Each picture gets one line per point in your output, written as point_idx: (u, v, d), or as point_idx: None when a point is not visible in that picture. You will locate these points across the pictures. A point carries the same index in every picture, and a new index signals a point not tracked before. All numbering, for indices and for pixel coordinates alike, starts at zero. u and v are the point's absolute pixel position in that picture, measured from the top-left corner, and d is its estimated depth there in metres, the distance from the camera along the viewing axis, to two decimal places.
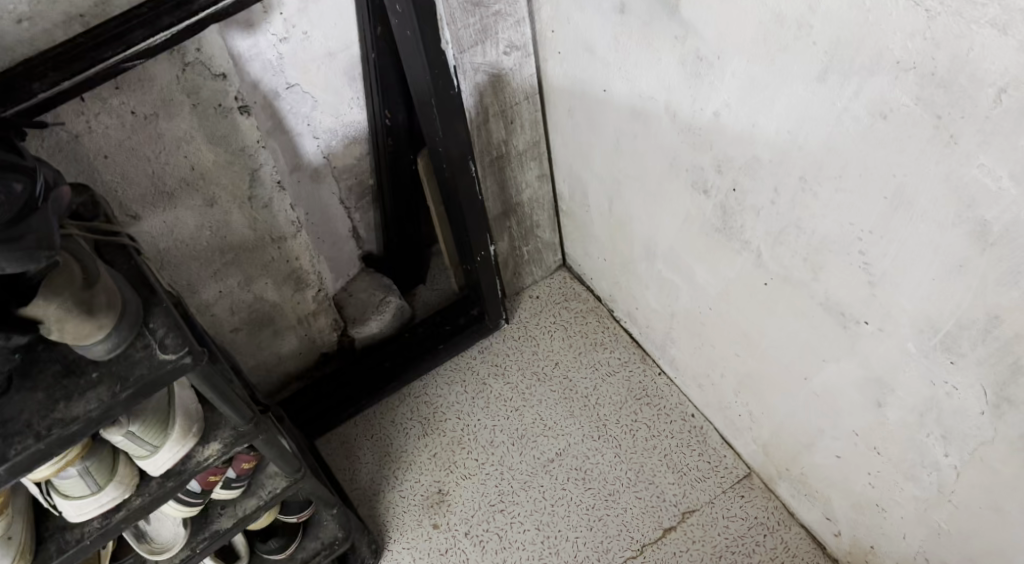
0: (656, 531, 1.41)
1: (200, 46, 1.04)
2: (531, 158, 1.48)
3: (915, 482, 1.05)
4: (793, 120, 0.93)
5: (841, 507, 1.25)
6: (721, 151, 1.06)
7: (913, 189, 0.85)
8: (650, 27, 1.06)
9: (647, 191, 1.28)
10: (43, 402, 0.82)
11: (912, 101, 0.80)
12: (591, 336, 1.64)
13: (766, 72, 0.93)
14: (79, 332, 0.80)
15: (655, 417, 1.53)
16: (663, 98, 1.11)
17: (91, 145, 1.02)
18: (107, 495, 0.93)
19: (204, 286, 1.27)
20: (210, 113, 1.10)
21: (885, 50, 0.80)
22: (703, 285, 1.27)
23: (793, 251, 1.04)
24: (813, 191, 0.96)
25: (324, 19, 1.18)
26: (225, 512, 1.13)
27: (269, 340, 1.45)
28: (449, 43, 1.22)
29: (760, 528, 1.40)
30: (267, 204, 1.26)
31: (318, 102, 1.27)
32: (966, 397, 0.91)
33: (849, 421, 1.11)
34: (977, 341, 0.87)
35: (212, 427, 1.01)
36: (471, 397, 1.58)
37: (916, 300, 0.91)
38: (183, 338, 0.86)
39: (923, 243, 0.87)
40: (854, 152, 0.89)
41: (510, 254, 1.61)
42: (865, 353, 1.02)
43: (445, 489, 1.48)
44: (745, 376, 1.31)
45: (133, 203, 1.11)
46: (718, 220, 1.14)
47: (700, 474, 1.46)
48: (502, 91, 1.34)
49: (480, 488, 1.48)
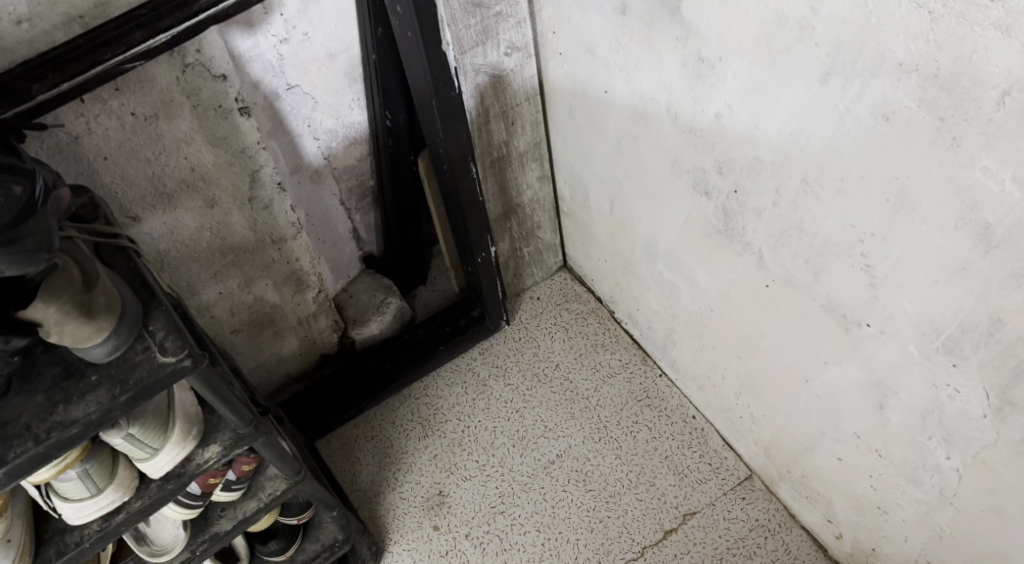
0: (656, 533, 1.41)
1: (200, 47, 1.03)
2: (532, 159, 1.48)
3: (917, 485, 1.05)
4: (795, 122, 0.93)
5: (843, 509, 1.24)
6: (722, 153, 1.06)
7: (916, 192, 0.84)
8: (651, 28, 1.06)
9: (648, 192, 1.27)
10: (43, 405, 0.81)
11: (915, 103, 0.80)
12: (592, 338, 1.64)
13: (768, 74, 0.93)
14: (79, 334, 0.80)
15: (655, 418, 1.53)
16: (664, 100, 1.11)
17: (91, 147, 1.02)
18: (107, 498, 0.93)
19: (204, 287, 1.27)
20: (210, 114, 1.10)
21: (888, 52, 0.79)
22: (705, 287, 1.26)
23: (794, 253, 1.04)
24: (815, 192, 0.96)
25: (324, 20, 1.18)
26: (225, 514, 1.13)
27: (270, 342, 1.45)
28: (449, 44, 1.21)
29: (762, 530, 1.39)
30: (267, 205, 1.25)
31: (318, 103, 1.27)
32: (969, 400, 0.91)
33: (850, 423, 1.11)
34: (979, 344, 0.87)
35: (212, 429, 1.01)
36: (472, 399, 1.58)
37: (918, 303, 0.91)
38: (183, 341, 0.86)
39: (925, 246, 0.86)
40: (856, 154, 0.88)
41: (511, 255, 1.61)
42: (867, 356, 1.02)
43: (445, 490, 1.48)
44: (746, 378, 1.30)
45: (133, 204, 1.10)
46: (719, 221, 1.14)
47: (701, 475, 1.46)
48: (503, 93, 1.34)
49: (480, 489, 1.48)
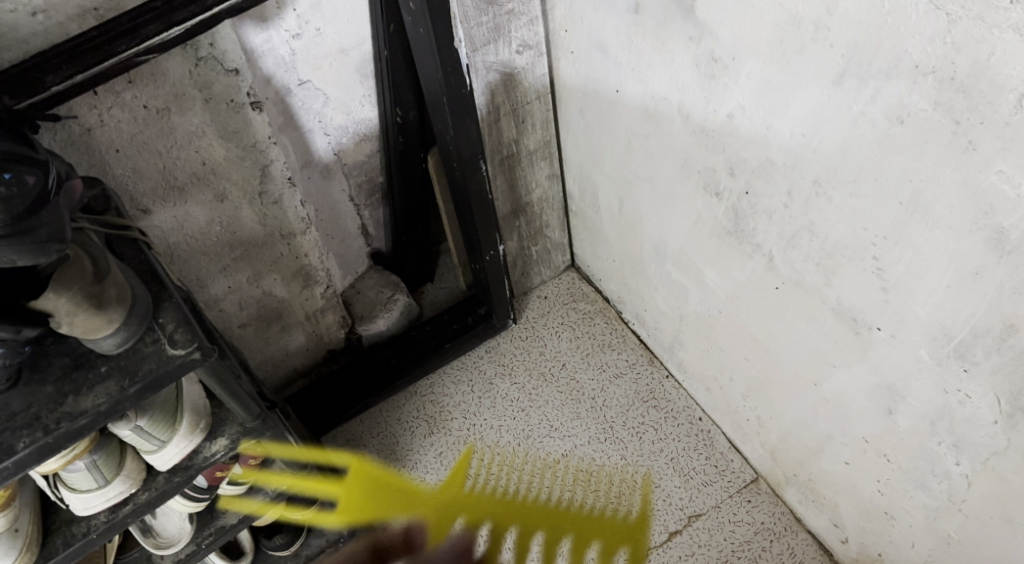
0: (662, 535, 1.41)
1: (213, 41, 1.04)
2: (542, 158, 1.48)
3: (924, 490, 1.04)
4: (808, 123, 0.93)
5: (849, 514, 1.24)
6: (734, 154, 1.06)
7: (929, 196, 0.84)
8: (664, 27, 1.06)
9: (657, 192, 1.27)
10: (52, 395, 0.82)
11: (931, 106, 0.79)
12: (598, 338, 1.64)
13: (783, 75, 0.92)
14: (89, 325, 0.81)
15: (662, 419, 1.53)
16: (677, 99, 1.10)
17: (103, 139, 1.02)
18: (115, 490, 0.94)
19: (213, 281, 1.27)
20: (222, 108, 1.10)
21: (904, 54, 0.79)
22: (713, 288, 1.26)
23: (805, 256, 1.04)
24: (826, 194, 0.95)
25: (337, 16, 1.18)
26: (231, 508, 1.15)
27: (277, 336, 1.45)
28: (462, 41, 1.21)
29: (767, 533, 1.39)
30: (277, 200, 1.26)
31: (329, 99, 1.27)
32: (979, 406, 0.90)
33: (858, 427, 1.11)
34: (991, 350, 0.86)
35: (219, 423, 1.02)
36: (477, 397, 1.58)
37: (931, 308, 0.90)
38: (192, 333, 0.87)
39: (938, 249, 0.86)
40: (870, 158, 0.88)
41: (519, 253, 1.61)
42: (876, 359, 1.01)
43: (455, 479, 1.49)
44: (754, 380, 1.30)
45: (143, 197, 1.10)
46: (730, 222, 1.13)
47: (707, 478, 1.46)
48: (515, 90, 1.34)
49: (491, 476, 1.49)
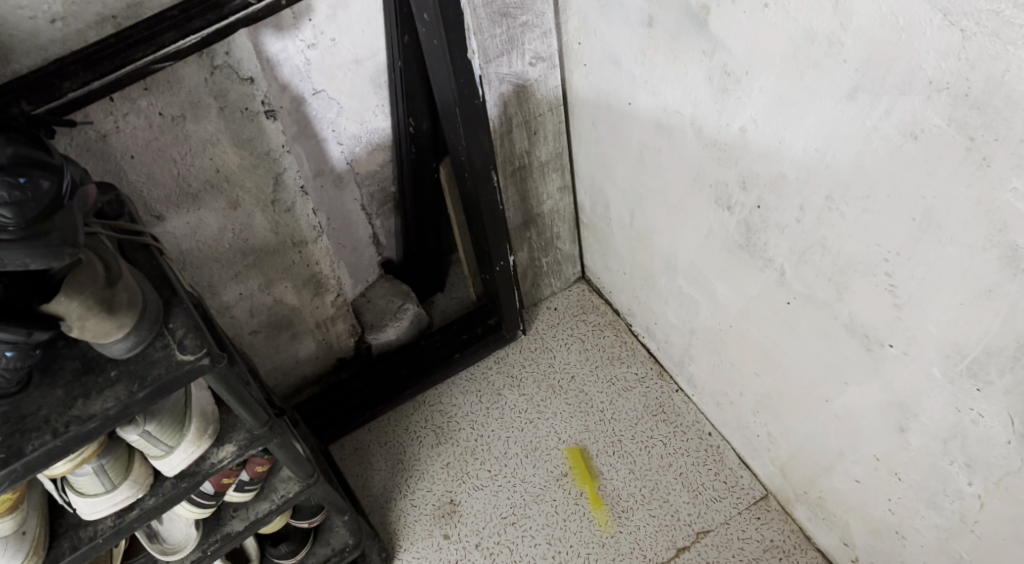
0: (669, 550, 1.40)
1: (229, 49, 1.05)
2: (554, 169, 1.48)
3: (937, 510, 1.03)
4: (821, 138, 0.92)
5: (859, 532, 1.23)
6: (746, 167, 1.05)
7: (943, 212, 0.83)
8: (677, 41, 1.06)
9: (669, 205, 1.26)
10: (62, 399, 0.83)
11: (945, 121, 0.79)
12: (607, 351, 1.63)
13: (796, 89, 0.92)
14: (100, 329, 0.82)
15: (670, 434, 1.52)
16: (689, 113, 1.10)
17: (119, 145, 1.03)
18: (122, 495, 0.95)
19: (225, 288, 1.28)
20: (236, 116, 1.11)
21: (918, 70, 0.79)
22: (724, 302, 1.25)
23: (817, 271, 1.03)
24: (840, 210, 0.95)
25: (352, 27, 1.18)
26: (237, 515, 1.17)
27: (287, 344, 1.46)
28: (475, 53, 1.22)
29: (776, 551, 1.38)
30: (290, 208, 1.26)
31: (343, 108, 1.27)
32: (993, 425, 0.89)
33: (869, 445, 1.10)
34: (1004, 368, 0.85)
35: (227, 430, 1.03)
36: (486, 408, 1.58)
37: (942, 323, 0.90)
38: (201, 340, 0.87)
39: (952, 265, 0.85)
40: (882, 172, 0.87)
41: (530, 264, 1.61)
42: (888, 377, 1.00)
43: None
44: (764, 395, 1.29)
45: (157, 203, 1.11)
46: (742, 236, 1.13)
47: (715, 493, 1.45)
48: (527, 102, 1.34)
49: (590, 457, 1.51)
